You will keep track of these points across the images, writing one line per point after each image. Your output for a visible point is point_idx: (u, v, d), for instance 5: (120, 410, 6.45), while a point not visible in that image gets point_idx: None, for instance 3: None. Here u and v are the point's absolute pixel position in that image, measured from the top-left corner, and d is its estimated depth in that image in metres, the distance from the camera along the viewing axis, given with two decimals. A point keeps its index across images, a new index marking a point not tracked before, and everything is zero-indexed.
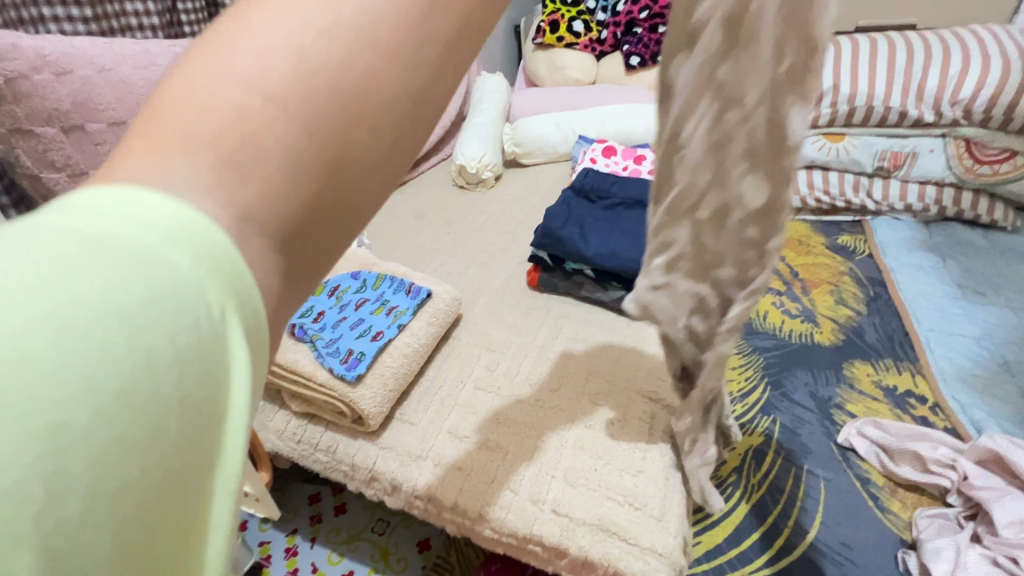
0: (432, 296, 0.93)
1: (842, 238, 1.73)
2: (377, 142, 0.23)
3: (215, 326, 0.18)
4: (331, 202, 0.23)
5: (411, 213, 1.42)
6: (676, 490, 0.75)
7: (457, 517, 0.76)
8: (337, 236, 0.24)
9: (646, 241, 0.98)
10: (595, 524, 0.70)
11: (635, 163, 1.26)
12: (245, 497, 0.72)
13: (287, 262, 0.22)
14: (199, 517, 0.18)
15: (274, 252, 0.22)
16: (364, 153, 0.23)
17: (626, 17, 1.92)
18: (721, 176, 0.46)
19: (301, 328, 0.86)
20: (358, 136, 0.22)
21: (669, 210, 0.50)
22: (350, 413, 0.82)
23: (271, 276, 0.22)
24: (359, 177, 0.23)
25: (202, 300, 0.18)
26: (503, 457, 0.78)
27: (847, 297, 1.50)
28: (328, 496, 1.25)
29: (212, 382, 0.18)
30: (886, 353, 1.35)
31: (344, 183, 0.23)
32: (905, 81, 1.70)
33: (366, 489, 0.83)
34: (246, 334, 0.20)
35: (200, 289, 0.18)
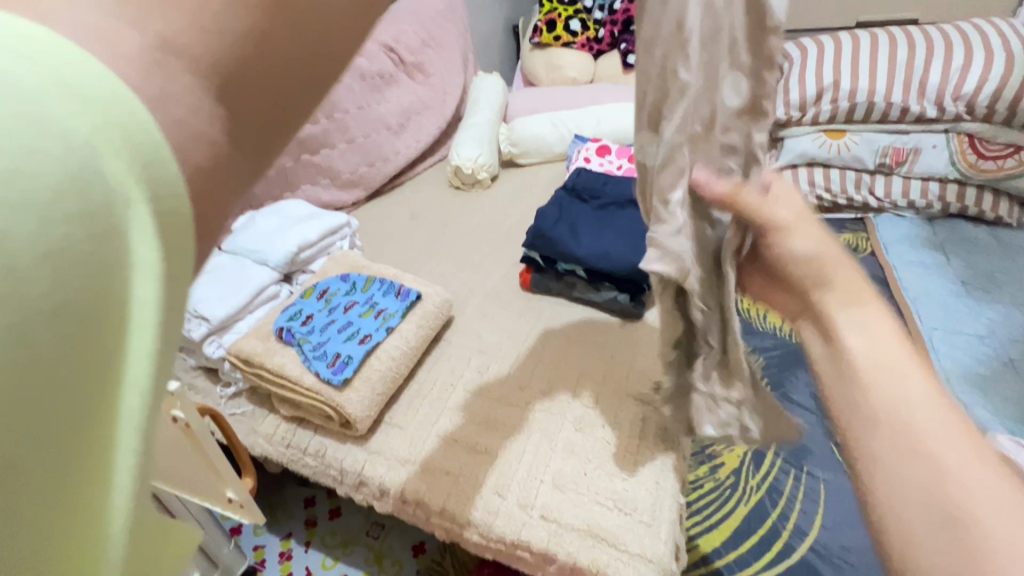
0: (421, 298, 0.93)
1: (845, 236, 1.74)
2: (311, 22, 0.23)
3: (119, 225, 0.18)
4: (269, 86, 0.23)
5: (406, 214, 1.42)
6: (671, 495, 0.74)
7: (445, 522, 0.75)
8: (273, 124, 0.24)
9: (638, 241, 0.97)
10: (584, 529, 0.69)
11: (629, 162, 1.24)
12: (228, 503, 0.71)
13: (219, 144, 0.22)
14: (102, 430, 0.18)
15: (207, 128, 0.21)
16: (299, 29, 0.23)
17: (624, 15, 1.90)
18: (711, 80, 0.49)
19: (289, 331, 0.85)
20: (292, 10, 0.23)
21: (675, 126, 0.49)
22: (338, 418, 0.81)
23: (198, 152, 0.21)
24: (294, 56, 0.23)
25: (104, 189, 0.17)
26: (494, 460, 0.77)
27: None
28: (323, 499, 1.24)
29: (110, 288, 0.17)
30: None
31: (277, 60, 0.23)
32: (905, 76, 1.72)
33: (355, 494, 0.82)
34: (158, 231, 0.18)
35: (103, 173, 0.17)
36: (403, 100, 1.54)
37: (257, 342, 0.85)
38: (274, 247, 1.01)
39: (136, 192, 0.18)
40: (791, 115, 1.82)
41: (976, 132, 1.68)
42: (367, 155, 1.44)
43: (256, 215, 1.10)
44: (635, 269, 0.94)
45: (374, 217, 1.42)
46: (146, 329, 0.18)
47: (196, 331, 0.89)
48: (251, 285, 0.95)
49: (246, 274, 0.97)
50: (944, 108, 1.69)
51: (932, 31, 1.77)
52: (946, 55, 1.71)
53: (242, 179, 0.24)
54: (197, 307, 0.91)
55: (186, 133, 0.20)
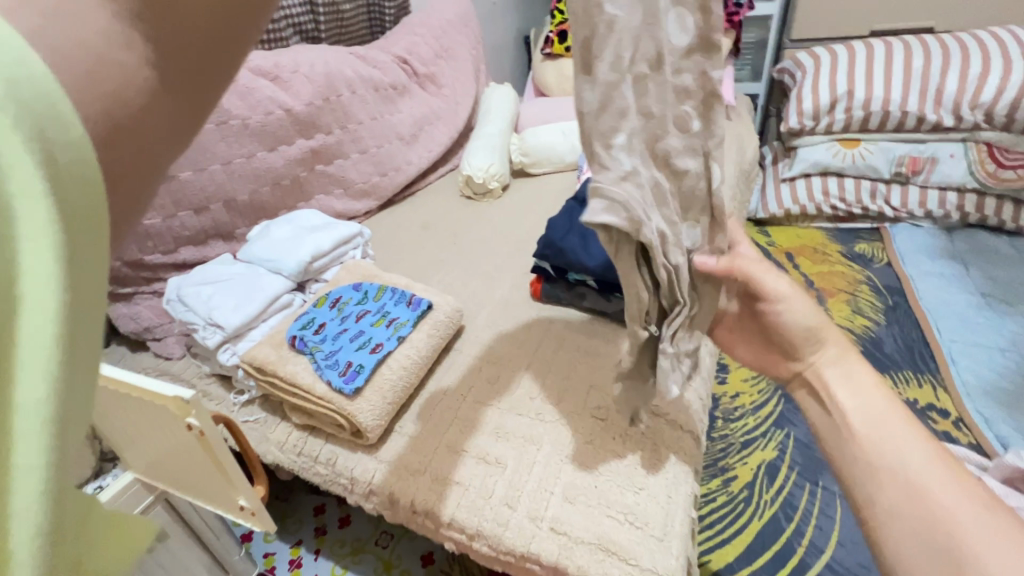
0: (433, 308, 0.93)
1: (859, 246, 1.75)
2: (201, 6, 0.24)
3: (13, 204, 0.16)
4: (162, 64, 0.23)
5: (417, 224, 1.43)
6: (682, 510, 0.73)
7: (454, 533, 0.75)
8: (175, 109, 0.24)
9: None
10: (594, 543, 0.68)
11: None
12: (240, 511, 0.72)
13: (112, 122, 0.21)
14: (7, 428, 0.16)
15: (89, 107, 0.21)
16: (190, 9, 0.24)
17: None
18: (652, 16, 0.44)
19: (301, 340, 0.86)
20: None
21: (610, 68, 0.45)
22: (349, 427, 0.81)
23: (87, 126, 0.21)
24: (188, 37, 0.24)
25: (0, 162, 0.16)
26: (506, 470, 0.76)
27: (864, 306, 1.54)
28: (333, 507, 1.25)
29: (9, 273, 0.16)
30: (905, 364, 1.39)
31: (171, 42, 0.23)
32: (922, 86, 1.71)
33: (364, 503, 0.82)
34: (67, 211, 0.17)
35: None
36: (416, 111, 1.56)
37: (270, 349, 0.87)
38: (288, 256, 1.02)
39: (35, 178, 0.16)
40: (804, 124, 1.83)
41: (995, 141, 1.66)
42: (380, 165, 1.46)
43: (271, 224, 1.12)
44: None
45: (386, 226, 1.43)
46: (50, 339, 0.16)
47: (212, 339, 0.91)
48: (265, 294, 0.96)
49: (261, 283, 0.99)
50: (962, 117, 1.68)
51: (948, 39, 1.75)
52: (963, 63, 1.68)
53: (144, 161, 0.23)
54: (212, 314, 0.92)
55: (112, 99, 0.21)
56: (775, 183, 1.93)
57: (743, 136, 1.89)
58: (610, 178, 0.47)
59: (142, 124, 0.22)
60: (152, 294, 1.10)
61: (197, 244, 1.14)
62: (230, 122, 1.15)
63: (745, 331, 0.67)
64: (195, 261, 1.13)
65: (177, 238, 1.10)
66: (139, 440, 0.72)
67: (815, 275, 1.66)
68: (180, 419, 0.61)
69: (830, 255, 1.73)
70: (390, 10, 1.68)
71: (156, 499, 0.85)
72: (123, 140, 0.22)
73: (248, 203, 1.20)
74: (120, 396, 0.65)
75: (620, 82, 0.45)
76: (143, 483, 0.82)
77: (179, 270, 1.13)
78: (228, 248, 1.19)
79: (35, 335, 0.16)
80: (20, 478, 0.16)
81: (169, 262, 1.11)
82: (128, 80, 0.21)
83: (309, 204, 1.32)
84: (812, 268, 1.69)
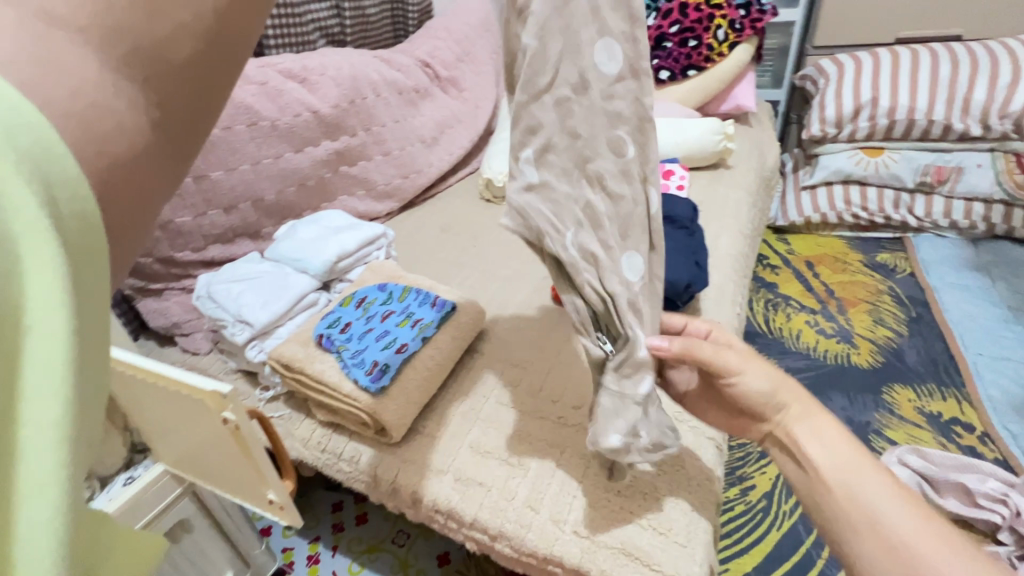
0: (456, 310, 0.94)
1: (881, 255, 1.74)
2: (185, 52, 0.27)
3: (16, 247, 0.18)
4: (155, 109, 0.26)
5: (437, 226, 1.44)
6: (703, 518, 0.72)
7: (477, 533, 0.76)
8: (165, 143, 0.27)
9: (671, 258, 0.97)
10: (617, 548, 0.69)
11: (663, 178, 1.25)
12: (269, 505, 0.73)
13: (109, 167, 0.24)
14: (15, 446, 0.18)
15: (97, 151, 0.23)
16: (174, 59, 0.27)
17: (655, 32, 1.87)
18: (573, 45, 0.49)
19: (328, 338, 0.87)
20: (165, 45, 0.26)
21: (529, 89, 0.50)
22: (373, 425, 0.82)
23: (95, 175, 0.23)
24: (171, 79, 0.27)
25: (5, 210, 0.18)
26: (530, 474, 0.77)
27: (887, 317, 1.53)
28: (350, 504, 1.26)
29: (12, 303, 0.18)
30: (929, 377, 1.37)
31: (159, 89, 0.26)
32: (948, 94, 1.68)
33: (387, 501, 0.84)
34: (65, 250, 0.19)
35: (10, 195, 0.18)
36: (437, 115, 1.58)
37: (297, 347, 0.88)
38: (315, 255, 1.04)
39: (40, 220, 0.18)
40: (826, 131, 1.81)
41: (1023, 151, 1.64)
42: (402, 167, 1.47)
43: (298, 224, 1.14)
44: (668, 285, 0.93)
45: (406, 228, 1.45)
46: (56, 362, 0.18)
47: (240, 335, 0.93)
48: (292, 292, 0.98)
49: (288, 281, 1.01)
50: (989, 127, 1.65)
51: (976, 46, 1.73)
52: (992, 71, 1.66)
53: (140, 202, 0.26)
54: (241, 311, 0.94)
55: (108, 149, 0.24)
56: (795, 191, 1.93)
57: (764, 143, 1.88)
58: (518, 187, 0.55)
59: (133, 167, 0.25)
60: (181, 291, 1.12)
61: (225, 242, 1.16)
62: (259, 124, 1.17)
63: (711, 399, 0.74)
64: (223, 258, 1.16)
65: (206, 235, 1.12)
66: (169, 433, 0.73)
67: (835, 284, 1.66)
68: (215, 414, 0.62)
69: (850, 264, 1.72)
70: (413, 14, 1.70)
71: (184, 491, 0.87)
72: (118, 189, 0.25)
73: (274, 203, 1.22)
74: (155, 389, 0.66)
75: (538, 103, 0.51)
76: (172, 475, 0.84)
77: (208, 267, 1.16)
78: (254, 247, 1.21)
79: (46, 371, 0.18)
80: (31, 509, 0.17)
81: (198, 260, 1.13)
82: (123, 127, 0.25)
83: (333, 204, 1.33)
84: (832, 277, 1.69)
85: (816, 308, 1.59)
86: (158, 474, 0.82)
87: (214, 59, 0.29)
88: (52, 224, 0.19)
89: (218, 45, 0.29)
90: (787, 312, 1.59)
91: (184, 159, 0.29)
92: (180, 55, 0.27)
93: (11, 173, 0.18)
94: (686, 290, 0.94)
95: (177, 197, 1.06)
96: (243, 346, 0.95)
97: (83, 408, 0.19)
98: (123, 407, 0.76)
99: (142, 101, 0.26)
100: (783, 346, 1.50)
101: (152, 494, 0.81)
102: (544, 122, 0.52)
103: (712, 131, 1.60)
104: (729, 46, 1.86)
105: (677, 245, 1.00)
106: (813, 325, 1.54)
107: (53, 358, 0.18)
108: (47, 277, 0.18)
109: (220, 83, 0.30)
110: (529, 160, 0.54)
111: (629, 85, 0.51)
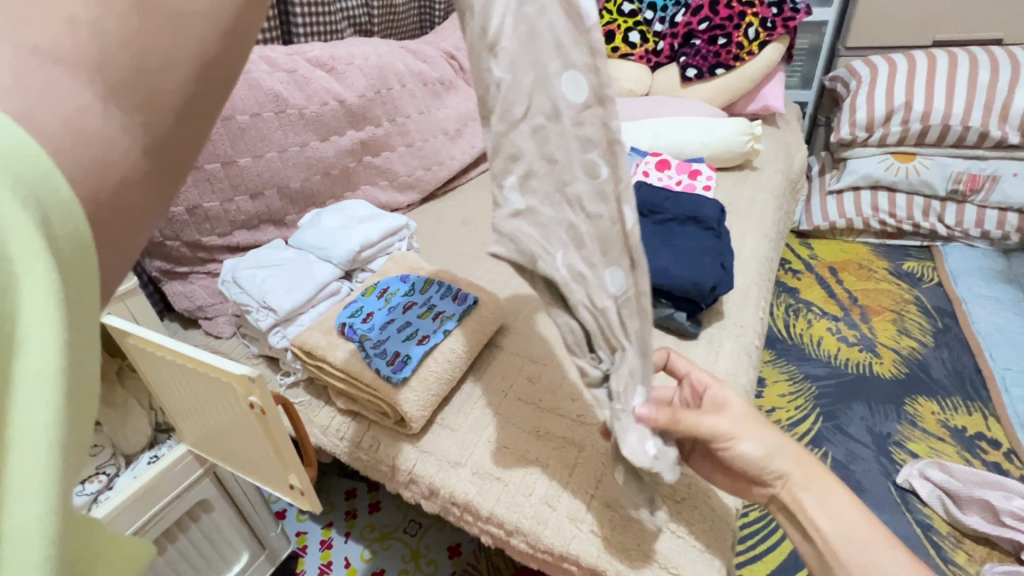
0: (478, 303, 0.94)
1: (907, 264, 1.71)
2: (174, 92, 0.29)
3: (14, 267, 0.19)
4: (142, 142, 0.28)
5: (458, 219, 1.44)
6: (723, 524, 0.72)
7: (493, 528, 0.76)
8: (151, 175, 0.28)
9: (696, 259, 0.96)
10: (635, 549, 0.68)
11: (690, 178, 1.23)
12: (289, 490, 0.74)
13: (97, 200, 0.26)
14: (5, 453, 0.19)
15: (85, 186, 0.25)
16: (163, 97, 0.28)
17: (684, 29, 1.86)
18: (540, 75, 0.47)
19: (351, 327, 0.88)
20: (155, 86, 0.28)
21: (503, 120, 0.50)
22: (393, 415, 0.83)
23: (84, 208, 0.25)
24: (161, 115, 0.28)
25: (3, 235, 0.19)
26: (552, 473, 0.76)
27: (911, 327, 1.49)
28: (364, 492, 1.27)
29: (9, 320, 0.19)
30: (954, 391, 1.33)
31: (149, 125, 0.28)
32: (986, 100, 1.64)
33: (404, 491, 0.84)
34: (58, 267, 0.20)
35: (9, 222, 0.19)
36: (461, 107, 1.58)
37: (320, 335, 0.89)
38: (338, 244, 1.05)
39: (36, 242, 0.20)
40: (856, 135, 1.77)
41: None
42: (425, 159, 1.47)
43: (322, 213, 1.14)
44: (693, 286, 0.92)
45: (427, 220, 1.45)
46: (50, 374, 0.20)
47: (264, 321, 0.94)
48: (315, 280, 0.99)
49: (312, 269, 1.01)
50: None
51: (1016, 52, 1.68)
52: None
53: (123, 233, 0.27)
54: (266, 297, 0.95)
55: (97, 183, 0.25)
56: (821, 195, 1.89)
57: (792, 145, 1.85)
58: (505, 213, 0.56)
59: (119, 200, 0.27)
60: (206, 275, 1.14)
61: (249, 228, 1.17)
62: (287, 112, 1.17)
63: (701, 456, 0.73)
64: (248, 244, 1.17)
65: (232, 221, 1.13)
66: (195, 414, 0.74)
67: (859, 291, 1.63)
68: (242, 398, 0.63)
69: (876, 272, 1.69)
70: (440, 5, 1.69)
71: (205, 472, 0.88)
72: (105, 222, 0.26)
73: (299, 191, 1.22)
74: (184, 371, 0.67)
75: (513, 132, 0.50)
76: (195, 456, 0.85)
77: (232, 253, 1.17)
78: (277, 234, 1.22)
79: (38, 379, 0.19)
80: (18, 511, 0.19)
81: (223, 245, 1.14)
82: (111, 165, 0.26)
83: (356, 194, 1.34)
84: (856, 284, 1.65)
85: (838, 315, 1.56)
86: (181, 454, 0.83)
87: (204, 90, 0.30)
88: (46, 242, 0.20)
89: (208, 76, 0.30)
90: (807, 318, 1.57)
91: (169, 190, 0.30)
92: (171, 82, 0.29)
93: (9, 202, 0.19)
94: (712, 293, 0.93)
95: (205, 182, 1.07)
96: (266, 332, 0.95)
97: (72, 413, 0.21)
98: (151, 387, 0.77)
99: (132, 138, 0.27)
100: (802, 353, 1.48)
101: (176, 473, 0.83)
102: (522, 150, 0.51)
103: (739, 131, 1.57)
104: (759, 45, 1.81)
105: (703, 246, 0.98)
106: (835, 332, 1.52)
107: (45, 368, 0.20)
108: (41, 292, 0.20)
109: (206, 117, 0.31)
110: (512, 186, 0.54)
111: (595, 112, 0.46)
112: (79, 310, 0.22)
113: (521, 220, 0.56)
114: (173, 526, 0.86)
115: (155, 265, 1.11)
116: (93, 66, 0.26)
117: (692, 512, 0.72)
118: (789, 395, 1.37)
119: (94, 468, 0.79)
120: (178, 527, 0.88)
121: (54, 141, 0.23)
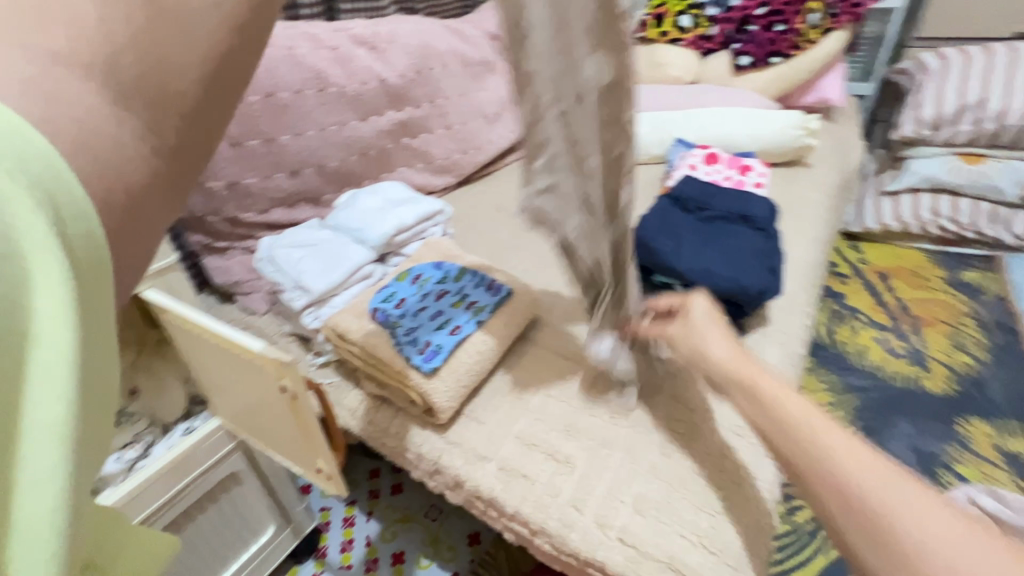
0: (512, 295, 0.92)
1: (968, 274, 1.62)
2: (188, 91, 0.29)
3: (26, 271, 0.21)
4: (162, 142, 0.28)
5: (494, 205, 1.41)
6: (758, 542, 0.68)
7: (517, 526, 0.75)
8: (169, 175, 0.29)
9: (743, 260, 0.91)
10: (664, 562, 0.66)
11: (740, 173, 1.17)
12: (317, 473, 0.74)
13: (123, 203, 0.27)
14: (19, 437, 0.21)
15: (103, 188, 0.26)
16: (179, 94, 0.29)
17: (740, 13, 1.72)
18: (571, 60, 0.53)
19: (382, 312, 0.86)
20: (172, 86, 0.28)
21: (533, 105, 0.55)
22: (421, 404, 0.82)
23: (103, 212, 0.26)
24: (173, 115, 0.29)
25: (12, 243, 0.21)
26: (580, 475, 0.74)
27: (968, 343, 1.42)
28: (387, 473, 1.28)
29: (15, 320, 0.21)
30: (1010, 414, 1.27)
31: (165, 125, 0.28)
32: None
33: (428, 480, 0.84)
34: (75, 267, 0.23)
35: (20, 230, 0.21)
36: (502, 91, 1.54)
37: (353, 318, 0.88)
38: (373, 227, 1.04)
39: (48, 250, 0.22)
40: (921, 134, 1.64)
41: None
42: (463, 143, 1.44)
43: (358, 194, 1.13)
44: (739, 290, 0.88)
45: (462, 205, 1.43)
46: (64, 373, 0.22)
47: (298, 301, 0.94)
48: (349, 262, 0.98)
49: (345, 251, 1.01)
50: None
51: None
52: None
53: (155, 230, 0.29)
54: (301, 277, 0.95)
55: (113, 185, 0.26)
56: (874, 196, 1.78)
57: (848, 141, 1.74)
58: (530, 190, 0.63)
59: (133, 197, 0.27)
60: (244, 251, 1.14)
61: (287, 206, 1.17)
62: (327, 90, 1.16)
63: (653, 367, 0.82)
64: (285, 222, 1.17)
65: (271, 199, 1.14)
66: (227, 390, 0.75)
67: (912, 301, 1.54)
68: (273, 380, 0.63)
69: (930, 280, 1.60)
70: None
71: (235, 446, 0.89)
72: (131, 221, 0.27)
73: (337, 170, 1.22)
74: (219, 349, 0.67)
75: (545, 116, 0.56)
76: (226, 431, 0.87)
77: (270, 230, 1.18)
78: (314, 213, 1.22)
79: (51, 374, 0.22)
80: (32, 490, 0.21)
81: (262, 222, 1.15)
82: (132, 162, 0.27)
83: (392, 175, 1.32)
84: (909, 293, 1.56)
85: (886, 325, 1.47)
86: (214, 428, 0.85)
87: (219, 85, 0.30)
88: (59, 245, 0.22)
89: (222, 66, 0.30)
90: (852, 326, 1.49)
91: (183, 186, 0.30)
92: (180, 95, 0.29)
93: (25, 206, 0.21)
94: (759, 296, 0.89)
95: (246, 158, 1.08)
96: (299, 311, 0.96)
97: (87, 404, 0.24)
98: (188, 361, 0.78)
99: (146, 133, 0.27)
100: (845, 361, 1.40)
101: (208, 446, 0.84)
102: (548, 136, 0.58)
103: (794, 124, 1.49)
104: (822, 32, 1.72)
105: (752, 247, 0.93)
106: (882, 343, 1.44)
107: (61, 359, 0.22)
108: (57, 291, 0.22)
109: (219, 113, 0.31)
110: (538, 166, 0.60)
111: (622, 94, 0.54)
112: (91, 306, 0.24)
113: (545, 196, 0.63)
114: (205, 496, 0.89)
115: (196, 239, 1.12)
116: (104, 66, 0.26)
117: (726, 528, 0.68)
118: (829, 407, 1.30)
119: (133, 436, 0.82)
120: (208, 498, 0.90)
121: (70, 141, 0.24)
